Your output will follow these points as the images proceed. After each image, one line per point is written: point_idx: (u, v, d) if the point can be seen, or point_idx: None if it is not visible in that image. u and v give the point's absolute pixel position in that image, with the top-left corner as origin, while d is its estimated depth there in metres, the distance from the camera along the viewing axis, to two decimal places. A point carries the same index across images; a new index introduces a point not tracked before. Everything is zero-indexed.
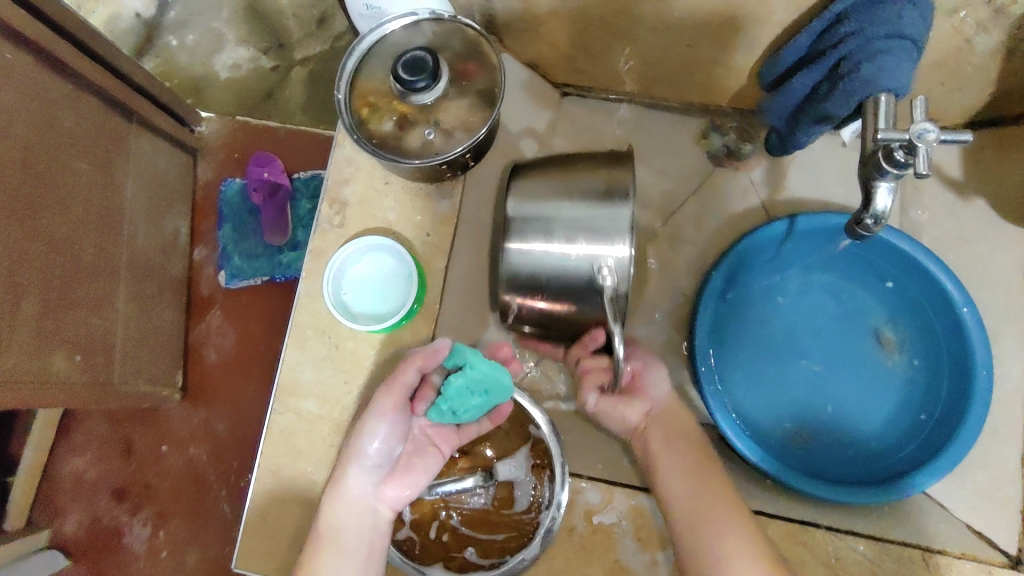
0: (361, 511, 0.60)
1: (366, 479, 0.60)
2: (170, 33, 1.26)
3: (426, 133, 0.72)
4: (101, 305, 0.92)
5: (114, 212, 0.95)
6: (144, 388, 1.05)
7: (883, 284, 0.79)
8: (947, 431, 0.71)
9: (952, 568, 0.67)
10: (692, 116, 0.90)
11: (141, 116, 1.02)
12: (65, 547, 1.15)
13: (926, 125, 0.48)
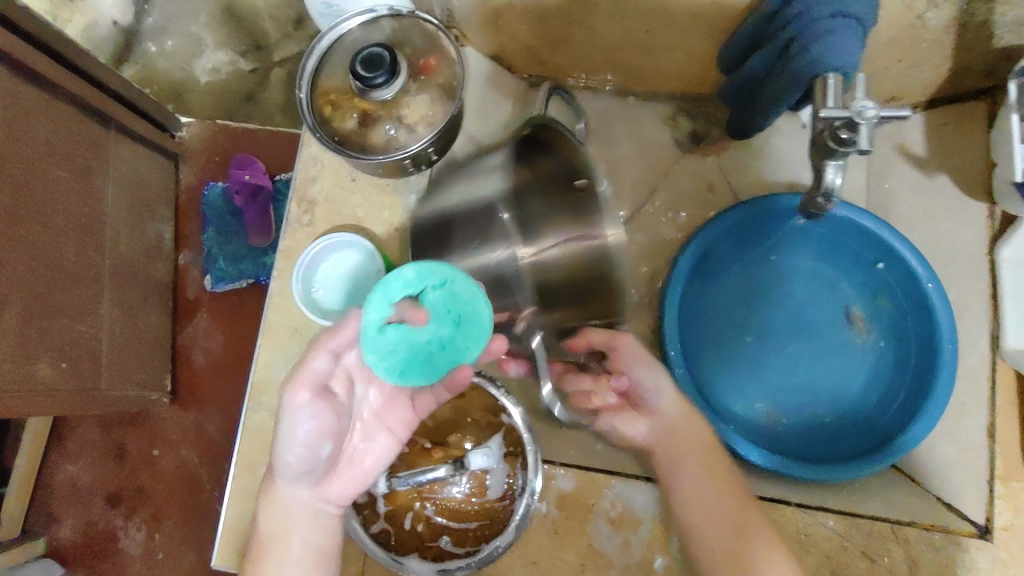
0: (300, 514, 0.60)
1: (298, 486, 0.59)
2: (149, 40, 1.26)
3: (387, 129, 0.73)
4: (86, 312, 0.93)
5: (95, 219, 0.96)
6: (133, 392, 1.06)
7: (853, 264, 0.80)
8: (914, 407, 0.72)
9: (920, 540, 0.67)
10: (657, 102, 0.90)
11: (119, 123, 1.02)
12: (61, 553, 1.16)
13: (867, 103, 0.49)
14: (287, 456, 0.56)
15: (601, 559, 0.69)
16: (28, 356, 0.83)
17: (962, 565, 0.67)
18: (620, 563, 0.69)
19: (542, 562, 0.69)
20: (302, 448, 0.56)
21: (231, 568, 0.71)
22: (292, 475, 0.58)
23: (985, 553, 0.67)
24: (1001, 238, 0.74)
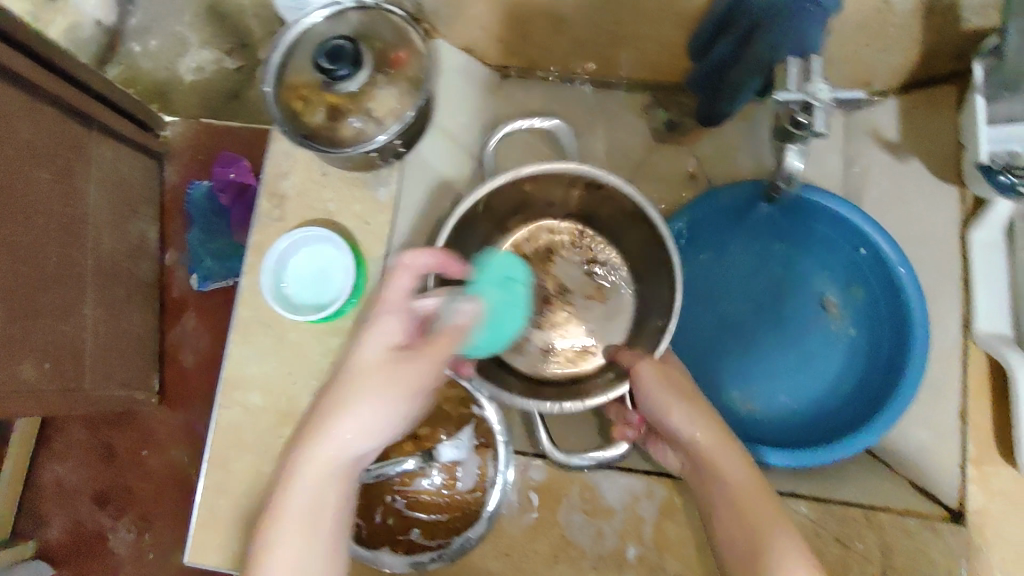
0: (322, 507, 0.53)
1: (330, 471, 0.53)
2: (134, 40, 1.26)
3: (351, 120, 0.71)
4: (70, 312, 0.93)
5: (78, 220, 0.95)
6: (118, 392, 1.05)
7: (827, 250, 0.80)
8: (884, 392, 0.73)
9: (895, 525, 0.67)
10: (630, 92, 0.90)
11: (102, 124, 1.00)
12: (51, 555, 1.16)
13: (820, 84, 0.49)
14: (344, 425, 0.53)
15: (574, 549, 0.68)
16: (8, 359, 0.83)
17: (937, 550, 0.67)
18: (593, 555, 0.68)
19: (514, 552, 0.69)
20: (361, 418, 0.53)
21: (206, 563, 0.71)
22: (333, 455, 0.53)
23: (957, 538, 0.67)
24: (972, 223, 0.74)
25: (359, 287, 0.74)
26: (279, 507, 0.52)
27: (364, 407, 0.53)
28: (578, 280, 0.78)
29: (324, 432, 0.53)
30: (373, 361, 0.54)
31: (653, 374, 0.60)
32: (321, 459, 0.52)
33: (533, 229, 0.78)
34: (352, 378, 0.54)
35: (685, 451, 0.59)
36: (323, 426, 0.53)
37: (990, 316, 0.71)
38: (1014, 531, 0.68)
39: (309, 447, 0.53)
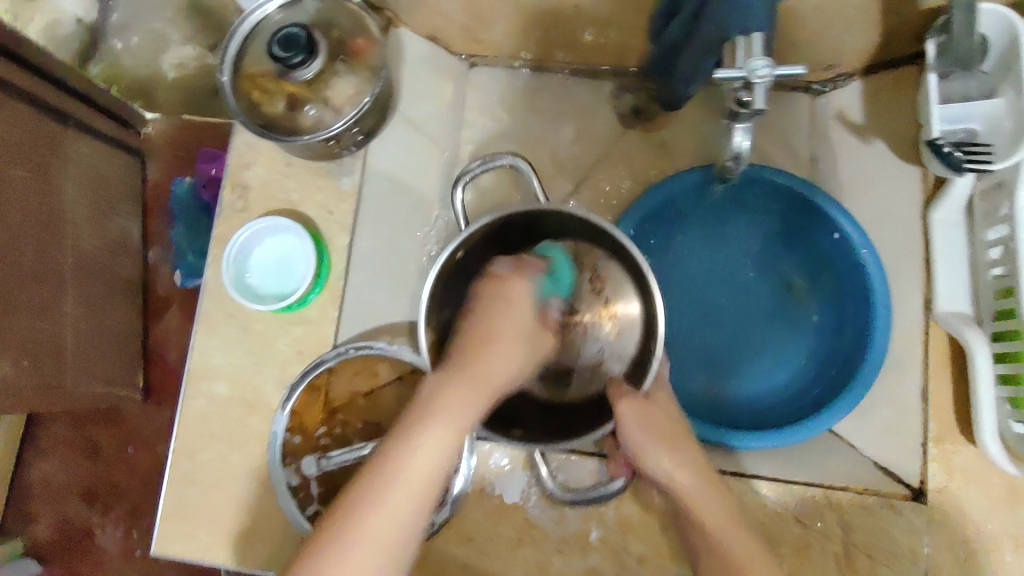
0: (396, 525, 0.51)
1: (411, 484, 0.52)
2: (115, 36, 1.21)
3: (305, 108, 0.72)
4: (49, 308, 0.93)
5: (56, 216, 0.94)
6: (100, 389, 1.06)
7: (797, 238, 0.80)
8: (847, 373, 0.73)
9: (852, 504, 0.69)
10: (596, 79, 0.90)
11: (77, 119, 0.99)
12: (39, 552, 1.16)
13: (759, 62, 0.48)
14: (427, 442, 0.54)
15: (537, 532, 0.69)
16: None
17: (898, 528, 0.68)
18: (556, 536, 0.69)
19: (478, 536, 0.70)
20: (445, 436, 0.54)
21: (173, 553, 0.71)
22: (419, 466, 0.53)
23: (917, 514, 0.69)
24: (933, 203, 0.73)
25: (321, 276, 0.75)
26: (353, 515, 0.50)
27: (446, 425, 0.55)
28: (586, 300, 0.73)
29: (407, 443, 0.53)
30: (452, 379, 0.58)
31: (635, 413, 0.62)
32: (405, 470, 0.52)
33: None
34: (433, 396, 0.56)
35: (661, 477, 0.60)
36: (403, 440, 0.54)
37: (951, 297, 0.71)
38: (972, 505, 0.69)
39: (389, 454, 0.53)
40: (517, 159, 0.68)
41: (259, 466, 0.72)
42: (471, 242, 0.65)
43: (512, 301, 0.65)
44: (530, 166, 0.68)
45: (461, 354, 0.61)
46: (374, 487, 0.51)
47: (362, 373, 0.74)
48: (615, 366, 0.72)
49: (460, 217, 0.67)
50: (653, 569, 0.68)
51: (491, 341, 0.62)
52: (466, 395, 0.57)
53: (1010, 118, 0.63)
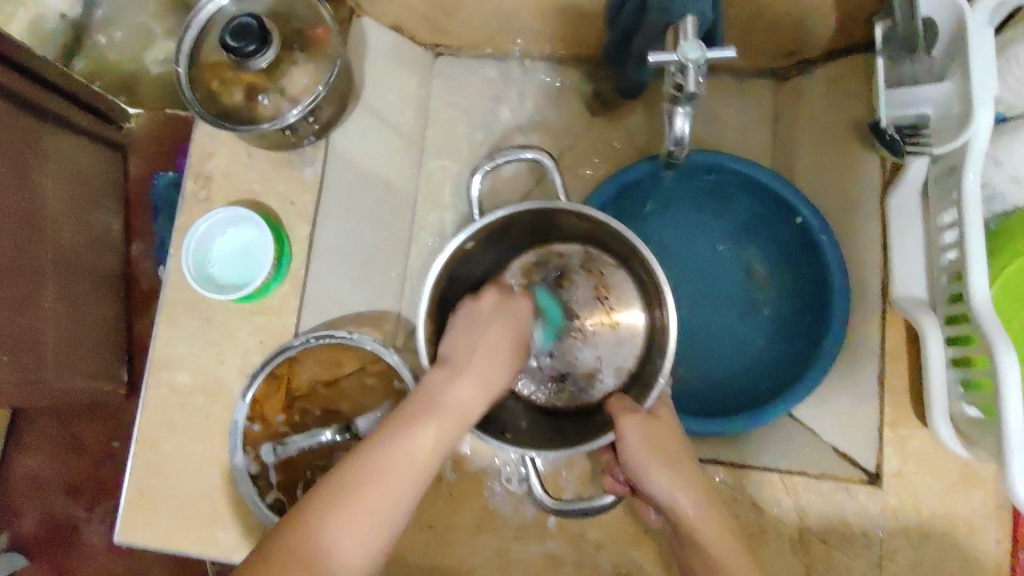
0: (386, 510, 0.50)
1: (408, 475, 0.51)
2: (99, 32, 1.13)
3: (260, 97, 0.71)
4: (28, 303, 0.92)
5: (36, 212, 0.94)
6: (83, 383, 1.06)
7: (762, 227, 0.80)
8: (805, 360, 0.73)
9: (809, 488, 0.69)
10: (563, 67, 0.91)
11: (55, 115, 0.98)
12: (24, 547, 1.15)
13: (691, 45, 0.49)
14: (426, 430, 0.53)
15: (496, 518, 0.70)
16: None
17: (852, 513, 0.69)
18: (515, 522, 0.70)
19: (437, 525, 0.70)
20: (442, 432, 0.53)
21: (137, 541, 0.72)
22: (416, 458, 0.52)
23: (871, 499, 0.69)
24: (890, 189, 0.73)
25: (283, 264, 0.74)
26: (347, 491, 0.49)
27: (445, 422, 0.54)
28: (588, 307, 0.74)
29: (407, 430, 0.52)
30: (456, 379, 0.57)
31: (642, 435, 0.59)
32: (403, 460, 0.51)
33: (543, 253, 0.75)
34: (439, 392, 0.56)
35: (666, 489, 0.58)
36: (407, 425, 0.53)
37: (908, 282, 0.70)
38: (927, 491, 0.68)
39: (386, 440, 0.52)
40: (541, 153, 0.64)
41: (221, 455, 0.72)
42: (481, 233, 0.64)
43: (499, 312, 0.63)
44: (554, 162, 0.64)
45: (459, 353, 0.59)
46: (368, 465, 0.50)
47: (325, 363, 0.74)
48: (610, 380, 0.72)
49: (477, 206, 0.66)
50: (610, 554, 0.68)
51: (488, 353, 0.59)
52: (472, 393, 0.57)
53: (958, 105, 0.62)
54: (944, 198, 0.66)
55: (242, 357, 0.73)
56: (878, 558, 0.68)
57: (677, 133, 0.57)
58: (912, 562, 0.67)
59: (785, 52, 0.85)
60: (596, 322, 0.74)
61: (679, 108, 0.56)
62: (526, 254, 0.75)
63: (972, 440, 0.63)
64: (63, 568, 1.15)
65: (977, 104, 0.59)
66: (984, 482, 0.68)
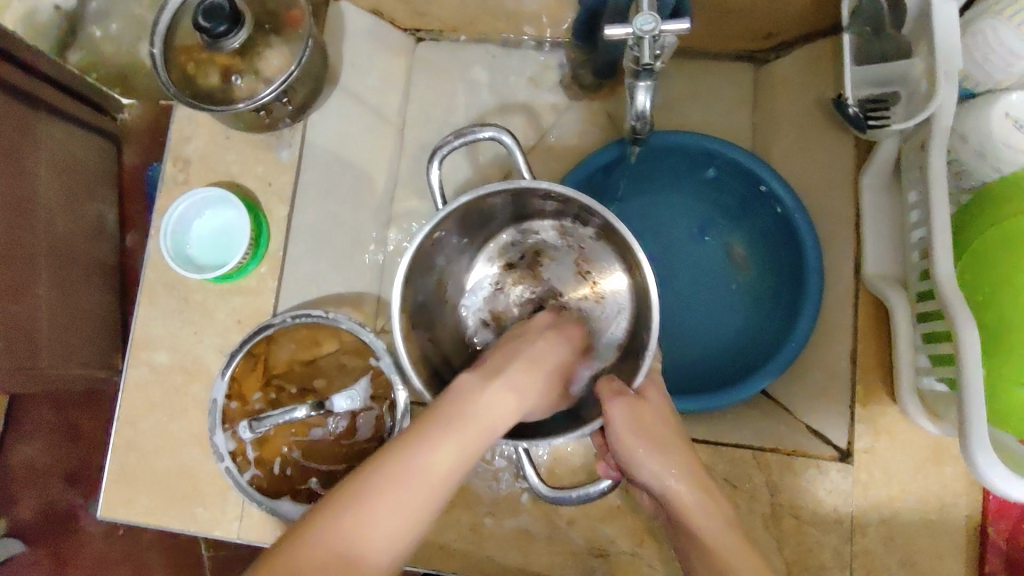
0: (424, 502, 0.45)
1: (454, 469, 0.47)
2: (94, 23, 1.14)
3: (233, 77, 0.71)
4: (21, 292, 0.93)
5: (29, 201, 0.95)
6: (77, 371, 1.07)
7: (744, 211, 0.82)
8: (780, 336, 0.75)
9: (782, 466, 0.69)
10: (544, 51, 0.91)
11: (49, 104, 0.98)
12: (22, 533, 1.15)
13: (647, 17, 0.52)
14: (452, 444, 0.48)
15: (470, 494, 0.71)
16: None
17: (822, 488, 0.68)
18: (489, 498, 0.71)
19: None
20: (470, 444, 0.48)
21: (119, 517, 0.73)
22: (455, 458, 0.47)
23: (843, 475, 0.68)
24: (864, 166, 0.73)
25: (261, 246, 0.74)
26: (356, 501, 0.44)
27: (476, 437, 0.49)
28: (572, 283, 0.74)
29: (430, 439, 0.47)
30: (488, 387, 0.52)
31: (630, 417, 0.58)
32: (420, 472, 0.46)
33: (520, 233, 0.75)
34: (475, 404, 0.51)
35: (655, 471, 0.58)
36: (428, 434, 0.48)
37: (878, 258, 0.71)
38: (897, 467, 0.68)
39: (403, 450, 0.47)
40: (501, 132, 0.62)
41: (200, 433, 0.73)
42: (449, 221, 0.64)
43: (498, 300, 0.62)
44: (514, 139, 0.62)
45: (491, 366, 0.56)
46: (378, 477, 0.45)
47: (303, 341, 0.74)
48: (607, 354, 0.70)
49: (438, 193, 0.63)
50: (582, 529, 0.69)
51: (526, 365, 0.56)
52: (507, 406, 0.52)
53: (925, 82, 0.65)
54: (914, 173, 0.67)
55: (219, 336, 0.74)
56: (850, 533, 0.67)
57: (638, 108, 0.62)
58: (883, 539, 0.67)
59: (764, 33, 0.84)
60: (580, 294, 0.74)
61: (641, 83, 0.60)
62: (502, 237, 0.75)
63: (939, 413, 0.63)
64: (62, 555, 1.15)
65: (942, 79, 0.62)
66: (955, 457, 0.68)
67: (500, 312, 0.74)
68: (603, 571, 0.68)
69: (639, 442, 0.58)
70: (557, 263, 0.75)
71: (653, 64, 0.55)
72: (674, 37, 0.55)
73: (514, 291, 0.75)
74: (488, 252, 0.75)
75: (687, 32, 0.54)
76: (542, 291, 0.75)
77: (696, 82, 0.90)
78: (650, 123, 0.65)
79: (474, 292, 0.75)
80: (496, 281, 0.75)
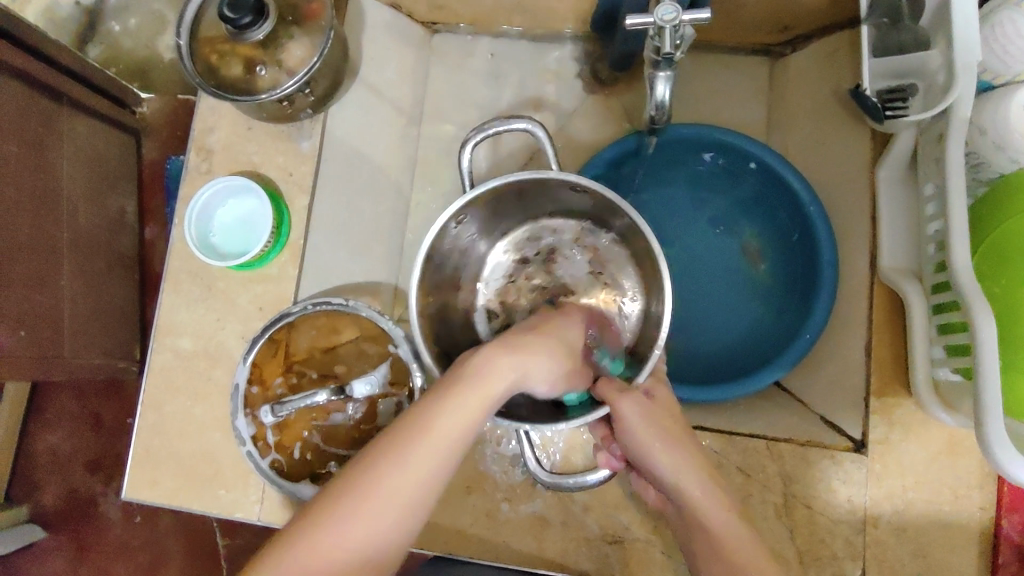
0: (398, 492, 0.46)
1: (434, 449, 0.48)
2: (113, 18, 1.17)
3: (257, 68, 0.73)
4: (45, 282, 0.95)
5: (52, 193, 0.96)
6: (98, 360, 1.08)
7: (761, 205, 0.82)
8: (794, 329, 0.76)
9: (796, 456, 0.69)
10: (561, 44, 0.92)
11: (72, 98, 1.00)
12: (44, 519, 1.17)
13: (668, 7, 0.53)
14: (453, 413, 0.49)
15: (486, 481, 0.72)
16: None
17: (836, 478, 0.68)
18: (505, 485, 0.72)
19: None
20: (466, 416, 0.49)
21: (143, 498, 0.74)
22: (434, 438, 0.48)
23: (856, 466, 0.68)
24: (880, 159, 0.73)
25: (282, 234, 0.75)
26: (359, 486, 0.46)
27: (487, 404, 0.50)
28: (584, 283, 0.77)
29: (419, 417, 0.48)
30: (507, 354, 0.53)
31: (638, 415, 0.60)
32: (418, 442, 0.47)
33: (536, 229, 0.77)
34: (478, 371, 0.51)
35: (673, 464, 0.59)
36: (430, 407, 0.49)
37: (894, 252, 0.71)
38: (913, 459, 0.68)
39: (396, 429, 0.48)
40: (534, 124, 0.63)
41: (222, 418, 0.74)
42: (472, 207, 0.65)
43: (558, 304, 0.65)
44: (543, 129, 0.63)
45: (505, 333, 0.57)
46: (349, 477, 0.47)
47: (322, 328, 0.75)
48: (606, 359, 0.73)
49: (467, 179, 0.64)
50: (596, 516, 0.70)
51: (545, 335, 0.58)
52: (512, 374, 0.52)
53: (942, 74, 0.66)
54: (930, 165, 0.68)
55: (241, 322, 0.76)
56: (863, 524, 0.67)
57: (658, 99, 0.63)
58: (895, 530, 0.67)
59: (779, 26, 0.85)
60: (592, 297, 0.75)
61: (660, 73, 0.61)
62: (519, 232, 0.76)
63: (953, 404, 0.64)
64: (83, 541, 1.17)
65: (959, 70, 0.62)
66: (969, 449, 0.68)
67: (509, 308, 0.76)
68: (615, 558, 0.69)
69: (649, 435, 0.59)
70: (572, 262, 0.77)
71: (673, 54, 0.56)
72: (692, 29, 0.56)
73: (523, 289, 0.77)
74: (505, 245, 0.77)
75: (706, 22, 0.54)
76: (552, 287, 0.77)
77: (711, 76, 0.91)
78: (669, 114, 0.66)
79: (489, 285, 0.77)
80: (508, 273, 0.77)
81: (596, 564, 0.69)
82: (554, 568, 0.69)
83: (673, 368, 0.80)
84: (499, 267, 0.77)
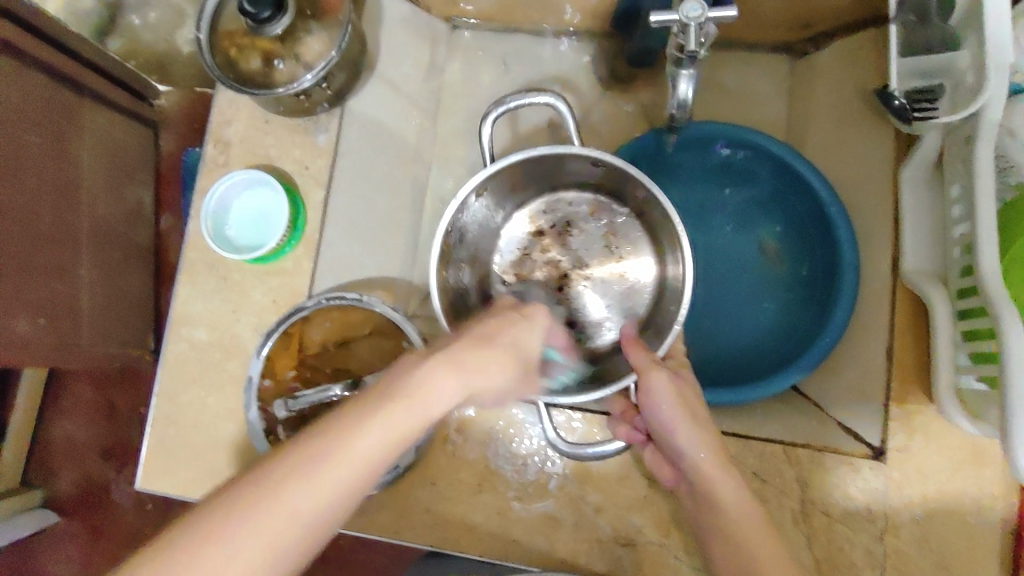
0: (304, 521, 0.41)
1: (356, 470, 0.43)
2: (133, 11, 1.14)
3: (275, 61, 0.73)
4: (65, 271, 0.96)
5: (73, 186, 0.97)
6: (115, 350, 1.09)
7: (785, 205, 0.81)
8: (816, 330, 0.74)
9: (813, 463, 0.68)
10: (582, 39, 0.91)
11: (94, 91, 1.01)
12: (58, 505, 1.19)
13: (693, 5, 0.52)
14: (381, 423, 0.44)
15: (498, 478, 0.71)
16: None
17: (853, 485, 0.67)
18: (517, 483, 0.71)
19: (441, 482, 0.72)
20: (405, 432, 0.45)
21: (156, 489, 0.74)
22: (353, 460, 0.43)
23: (875, 473, 0.67)
24: (904, 160, 0.72)
25: (298, 228, 0.75)
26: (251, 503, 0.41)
27: (411, 419, 0.45)
28: (597, 256, 0.78)
29: (342, 428, 0.44)
30: (442, 366, 0.48)
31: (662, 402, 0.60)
32: (333, 460, 0.42)
33: (551, 201, 0.79)
34: (410, 380, 0.46)
35: None
36: (352, 418, 0.44)
37: (917, 252, 0.70)
38: (932, 466, 0.66)
39: (310, 441, 0.43)
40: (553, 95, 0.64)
41: (235, 409, 0.75)
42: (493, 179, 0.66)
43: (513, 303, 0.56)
44: (563, 98, 0.65)
45: (452, 336, 0.51)
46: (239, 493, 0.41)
47: (337, 321, 0.75)
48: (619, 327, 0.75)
49: (487, 152, 0.65)
50: (609, 516, 0.69)
51: (491, 347, 0.51)
52: (454, 391, 0.48)
53: (973, 74, 0.64)
54: (958, 167, 0.67)
55: (257, 313, 0.76)
56: (880, 531, 0.66)
57: (681, 97, 0.62)
58: (915, 539, 0.65)
59: (801, 23, 0.83)
60: (606, 272, 0.78)
61: (684, 72, 0.60)
62: (537, 203, 0.79)
63: (980, 413, 0.62)
64: (95, 527, 1.18)
65: (991, 71, 0.61)
66: (992, 459, 0.66)
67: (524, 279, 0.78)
68: (627, 560, 0.68)
69: None
70: (587, 235, 0.78)
71: (698, 53, 0.55)
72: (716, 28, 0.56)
73: (536, 263, 0.79)
74: (519, 219, 0.79)
75: (732, 20, 0.54)
76: (569, 260, 0.79)
77: (736, 73, 0.90)
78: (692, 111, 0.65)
79: (503, 255, 0.79)
80: (523, 247, 0.79)
81: (608, 564, 0.68)
82: (565, 567, 0.69)
83: (700, 374, 0.79)
84: (513, 241, 0.79)
